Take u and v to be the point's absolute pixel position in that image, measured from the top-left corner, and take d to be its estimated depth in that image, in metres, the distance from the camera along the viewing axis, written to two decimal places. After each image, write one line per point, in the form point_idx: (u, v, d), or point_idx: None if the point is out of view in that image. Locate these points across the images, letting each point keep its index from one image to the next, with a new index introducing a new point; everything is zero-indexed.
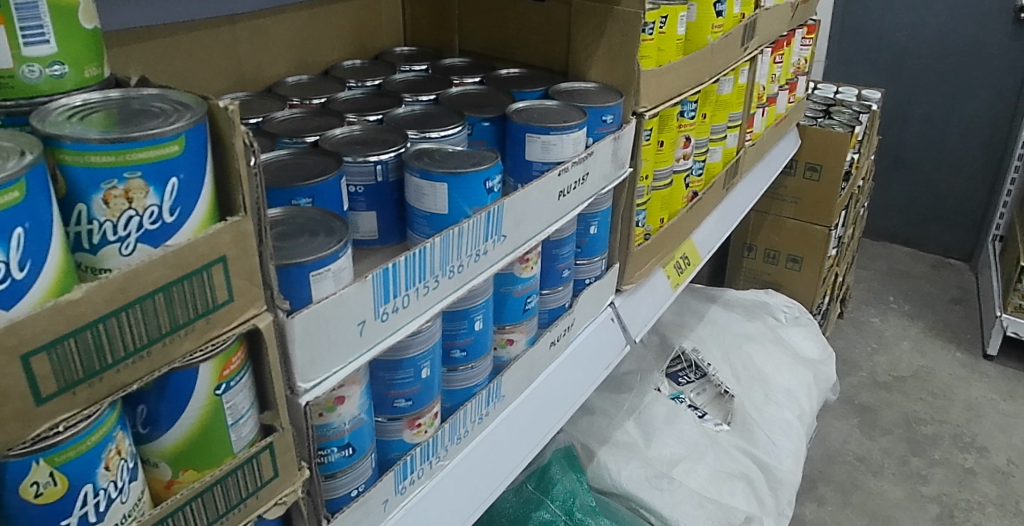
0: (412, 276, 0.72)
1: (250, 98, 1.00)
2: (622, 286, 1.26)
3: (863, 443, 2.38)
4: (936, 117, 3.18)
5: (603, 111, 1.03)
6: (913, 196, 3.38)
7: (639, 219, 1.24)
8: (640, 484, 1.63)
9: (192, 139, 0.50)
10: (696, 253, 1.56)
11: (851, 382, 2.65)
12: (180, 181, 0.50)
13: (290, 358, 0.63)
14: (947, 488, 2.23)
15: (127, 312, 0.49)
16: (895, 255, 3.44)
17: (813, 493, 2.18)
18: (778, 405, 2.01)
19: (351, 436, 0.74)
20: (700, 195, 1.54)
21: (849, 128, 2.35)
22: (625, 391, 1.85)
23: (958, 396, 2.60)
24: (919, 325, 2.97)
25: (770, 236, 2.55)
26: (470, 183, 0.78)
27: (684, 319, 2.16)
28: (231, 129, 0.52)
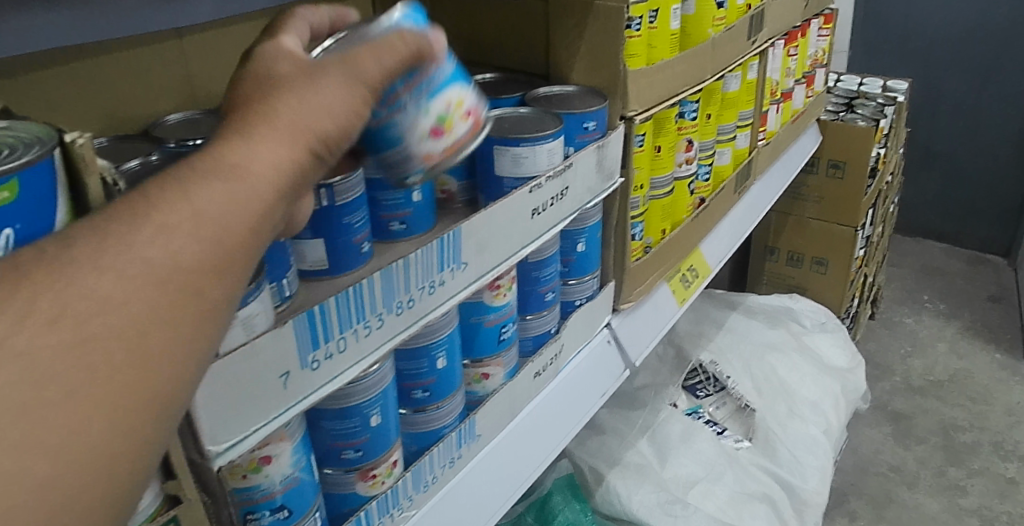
0: (348, 317, 0.63)
1: (198, 115, 0.91)
2: (619, 305, 1.15)
3: (898, 453, 2.24)
4: (969, 107, 3.02)
5: (584, 117, 0.94)
6: (947, 189, 3.20)
7: (636, 232, 1.14)
8: (652, 510, 1.51)
9: (30, 181, 0.42)
10: (705, 265, 1.43)
11: (883, 387, 2.51)
12: (16, 231, 0.41)
13: (194, 422, 0.54)
14: (988, 500, 2.09)
15: None
16: (928, 252, 3.26)
17: (844, 508, 2.05)
18: (802, 420, 1.87)
19: (286, 497, 0.65)
20: (708, 201, 1.41)
21: (874, 122, 2.21)
22: (639, 406, 1.73)
23: (998, 401, 2.44)
24: (956, 326, 2.80)
25: (793, 238, 2.41)
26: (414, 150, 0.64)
27: (701, 328, 2.02)
28: (86, 165, 0.45)
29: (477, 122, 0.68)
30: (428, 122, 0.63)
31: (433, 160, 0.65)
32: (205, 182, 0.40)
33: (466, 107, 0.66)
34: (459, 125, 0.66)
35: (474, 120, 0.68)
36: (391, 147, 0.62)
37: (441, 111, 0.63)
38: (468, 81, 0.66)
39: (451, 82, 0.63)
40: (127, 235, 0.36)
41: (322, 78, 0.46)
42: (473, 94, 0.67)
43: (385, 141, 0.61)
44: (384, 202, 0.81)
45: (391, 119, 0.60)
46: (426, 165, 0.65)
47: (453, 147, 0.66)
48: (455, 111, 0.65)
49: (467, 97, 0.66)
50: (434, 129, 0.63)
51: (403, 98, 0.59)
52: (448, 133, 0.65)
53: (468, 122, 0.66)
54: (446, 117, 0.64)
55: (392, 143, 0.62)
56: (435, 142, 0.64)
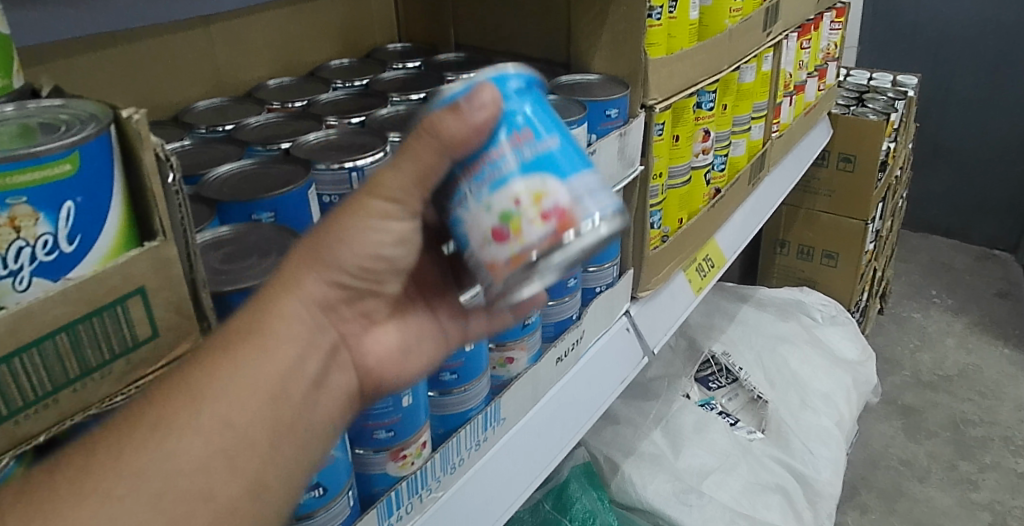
0: None
1: (226, 103, 0.92)
2: (637, 293, 1.16)
3: (908, 447, 2.24)
4: (978, 102, 3.01)
5: (606, 104, 0.94)
6: (956, 184, 3.20)
7: (654, 221, 1.15)
8: (668, 499, 1.51)
9: (89, 155, 0.44)
10: (721, 255, 1.44)
11: (893, 382, 2.51)
12: (77, 204, 0.44)
13: None
14: (1000, 495, 2.08)
15: (22, 356, 0.43)
16: (936, 247, 3.25)
17: (855, 500, 2.06)
18: (814, 411, 1.87)
19: (321, 475, 0.66)
20: (723, 192, 1.42)
21: (885, 116, 2.20)
22: (652, 398, 1.74)
23: (1008, 396, 2.43)
24: (964, 321, 2.79)
25: (803, 232, 2.40)
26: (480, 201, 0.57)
27: (712, 320, 2.02)
28: (140, 140, 0.46)
29: (565, 227, 0.52)
30: (492, 219, 0.52)
31: (501, 272, 0.53)
32: (231, 355, 0.48)
33: (548, 204, 0.52)
34: (533, 228, 0.52)
35: (562, 223, 0.52)
36: (465, 248, 0.55)
37: (508, 206, 0.52)
38: (560, 174, 0.53)
39: (523, 171, 0.52)
40: (176, 429, 0.44)
41: (324, 258, 0.54)
42: (565, 190, 0.52)
43: (461, 243, 0.55)
44: None
45: (459, 212, 0.54)
46: (492, 276, 0.53)
47: (522, 255, 0.52)
48: (529, 209, 0.52)
49: (554, 194, 0.52)
50: (498, 229, 0.52)
51: (462, 187, 0.53)
52: (514, 237, 0.52)
53: (548, 224, 0.52)
54: (514, 216, 0.52)
55: (464, 243, 0.55)
56: (500, 247, 0.53)
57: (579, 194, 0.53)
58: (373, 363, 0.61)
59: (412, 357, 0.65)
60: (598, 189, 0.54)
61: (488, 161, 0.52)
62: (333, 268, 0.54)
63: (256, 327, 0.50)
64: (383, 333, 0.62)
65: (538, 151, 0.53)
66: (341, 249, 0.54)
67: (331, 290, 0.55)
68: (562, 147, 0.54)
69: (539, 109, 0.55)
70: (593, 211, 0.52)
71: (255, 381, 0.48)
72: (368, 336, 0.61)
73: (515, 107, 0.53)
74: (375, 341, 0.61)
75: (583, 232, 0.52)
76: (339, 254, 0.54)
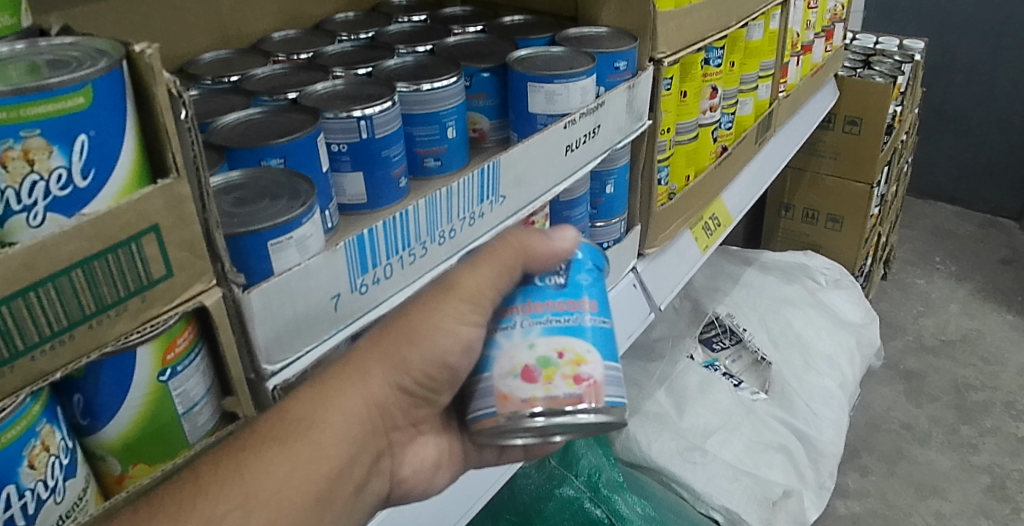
0: (394, 244, 0.68)
1: (232, 56, 0.91)
2: (644, 251, 1.17)
3: (910, 411, 2.15)
4: (982, 68, 2.92)
5: (614, 56, 0.93)
6: (963, 150, 3.11)
7: (662, 177, 1.14)
8: (672, 457, 1.50)
9: (102, 89, 0.44)
10: (727, 214, 1.44)
11: (896, 346, 2.40)
12: (91, 138, 0.44)
13: (250, 338, 0.57)
14: (999, 459, 2.00)
15: (37, 292, 0.43)
16: (941, 215, 3.14)
17: (855, 463, 1.98)
18: (818, 373, 1.84)
19: None
20: (730, 149, 1.41)
21: (892, 78, 2.14)
22: (657, 358, 1.73)
23: (1011, 361, 2.34)
24: (968, 287, 2.68)
25: (808, 195, 2.37)
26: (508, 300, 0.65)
27: (717, 283, 1.98)
28: (153, 76, 0.46)
29: (589, 396, 0.61)
30: (529, 358, 0.62)
31: (512, 405, 0.61)
32: (299, 442, 0.55)
33: (584, 370, 0.62)
34: (563, 383, 0.61)
35: (588, 392, 0.61)
36: (485, 372, 0.63)
37: (548, 356, 0.61)
38: (602, 354, 0.63)
39: (575, 334, 0.63)
40: (249, 495, 0.51)
41: (387, 361, 0.62)
42: (601, 370, 0.63)
43: (483, 366, 0.64)
44: (420, 137, 0.81)
45: (500, 337, 0.64)
46: (500, 405, 0.61)
47: (541, 400, 0.60)
48: (566, 365, 0.61)
49: (591, 364, 0.62)
50: (531, 369, 0.61)
51: (516, 318, 0.64)
52: (544, 381, 0.61)
53: (578, 386, 0.61)
54: (551, 365, 0.61)
55: (486, 368, 0.64)
56: (525, 385, 0.61)
57: (608, 376, 0.63)
58: (408, 475, 0.72)
59: (440, 473, 0.75)
60: (619, 383, 0.64)
61: (552, 312, 0.64)
62: (399, 370, 0.62)
63: (312, 417, 0.57)
64: (423, 446, 0.73)
65: (593, 325, 0.64)
66: (410, 350, 0.62)
67: (391, 392, 0.63)
68: (607, 330, 0.65)
69: (599, 294, 0.67)
70: (613, 397, 0.63)
71: (303, 480, 0.54)
72: (410, 447, 0.72)
73: (584, 285, 0.66)
74: (415, 453, 0.72)
75: (599, 405, 0.62)
76: (410, 359, 0.62)
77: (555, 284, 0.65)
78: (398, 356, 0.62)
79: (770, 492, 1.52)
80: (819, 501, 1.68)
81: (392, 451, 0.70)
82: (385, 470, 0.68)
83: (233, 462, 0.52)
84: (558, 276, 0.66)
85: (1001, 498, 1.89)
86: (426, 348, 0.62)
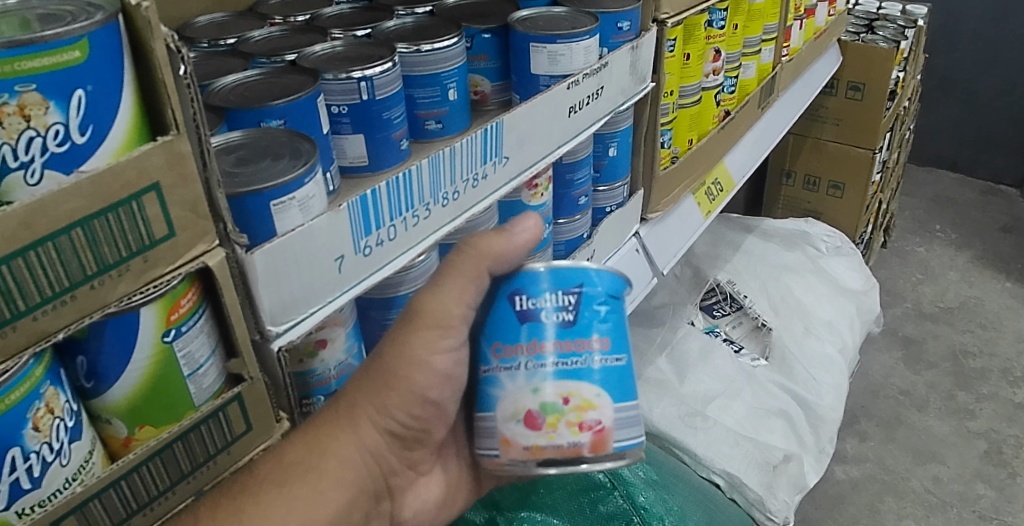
0: (397, 205, 0.68)
1: (228, 18, 0.88)
2: (646, 216, 1.16)
3: (907, 377, 2.15)
4: (988, 32, 2.87)
5: (618, 17, 0.92)
6: (963, 117, 3.07)
7: (664, 141, 1.13)
8: (673, 422, 1.50)
9: (99, 42, 0.43)
10: (729, 179, 1.42)
11: (894, 313, 2.40)
12: (88, 93, 0.43)
13: (254, 299, 0.57)
14: (997, 424, 2.01)
15: (37, 250, 0.43)
16: (943, 182, 3.11)
17: (854, 428, 1.99)
18: (818, 338, 1.82)
19: (339, 384, 0.70)
20: (732, 115, 1.39)
21: (896, 43, 2.10)
22: (657, 324, 1.73)
23: (1008, 328, 2.33)
24: (967, 255, 2.67)
25: (810, 161, 2.34)
26: (500, 316, 0.63)
27: (718, 250, 1.97)
28: (149, 30, 0.45)
29: (595, 445, 0.61)
30: (532, 403, 0.60)
31: (515, 451, 0.61)
32: (300, 482, 0.59)
33: (590, 418, 0.60)
34: (567, 432, 0.60)
35: (594, 440, 0.61)
36: (487, 411, 0.63)
37: (552, 402, 0.60)
38: (611, 397, 0.62)
39: (584, 379, 0.61)
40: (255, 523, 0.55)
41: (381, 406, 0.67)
42: (610, 415, 0.61)
43: (485, 403, 0.63)
44: (421, 99, 0.79)
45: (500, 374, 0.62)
46: (503, 449, 0.61)
47: (543, 450, 0.60)
48: (570, 412, 0.60)
49: (598, 411, 0.61)
50: (534, 415, 0.60)
51: (520, 357, 0.61)
52: (547, 429, 0.60)
53: (583, 434, 0.60)
54: (555, 412, 0.60)
55: (489, 405, 0.63)
56: (528, 432, 0.60)
57: (618, 419, 0.62)
58: (410, 516, 0.75)
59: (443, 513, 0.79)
60: (631, 420, 0.63)
61: (557, 353, 0.61)
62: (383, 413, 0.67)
63: (308, 462, 0.61)
64: (427, 486, 0.77)
65: (605, 366, 0.62)
66: (389, 395, 0.67)
67: (380, 438, 0.68)
68: (621, 367, 0.63)
69: (613, 327, 0.63)
70: (622, 440, 0.62)
71: (306, 519, 0.58)
72: (411, 491, 0.75)
73: (595, 320, 0.62)
74: (416, 496, 0.75)
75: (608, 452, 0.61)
76: (391, 404, 0.67)
77: (562, 320, 0.62)
78: (380, 401, 0.67)
79: (770, 456, 1.51)
80: (820, 466, 1.63)
81: (392, 496, 0.73)
82: (385, 513, 0.72)
83: (232, 505, 0.55)
84: (565, 310, 0.62)
85: (997, 463, 1.90)
86: (404, 389, 0.66)
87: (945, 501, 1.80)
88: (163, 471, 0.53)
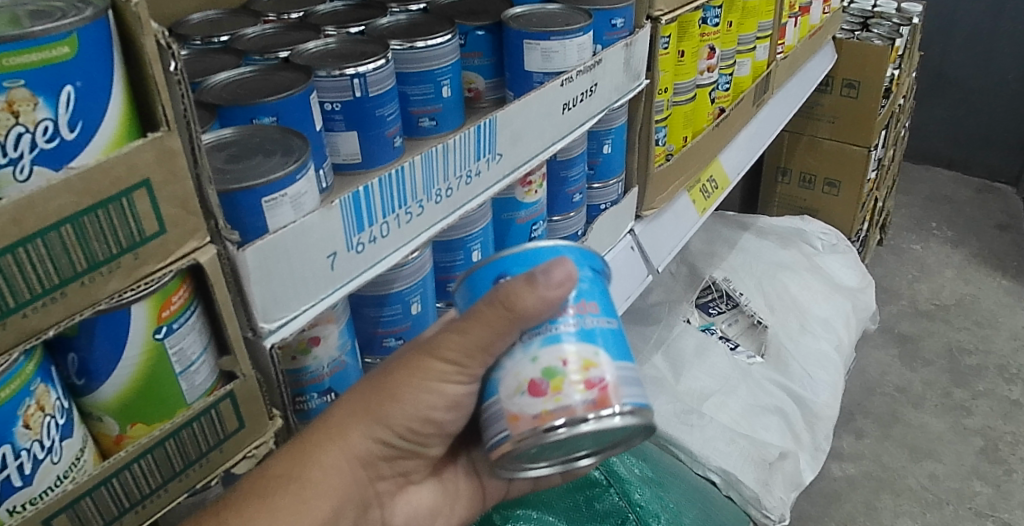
0: (389, 202, 0.68)
1: (221, 16, 0.88)
2: (641, 212, 1.16)
3: (904, 374, 2.15)
4: (983, 30, 2.88)
5: (613, 14, 0.92)
6: (958, 115, 3.08)
7: (659, 138, 1.13)
8: (669, 420, 1.50)
9: (89, 38, 0.43)
10: (725, 176, 1.42)
11: (890, 311, 2.41)
12: (77, 89, 0.43)
13: (247, 296, 0.57)
14: (992, 421, 2.01)
15: (26, 247, 0.42)
16: (938, 179, 3.11)
17: (850, 426, 1.99)
18: (814, 336, 1.82)
19: (332, 381, 0.70)
20: (727, 112, 1.39)
21: (891, 41, 2.10)
22: (653, 322, 1.73)
23: (1004, 325, 2.34)
24: (963, 252, 2.68)
25: (805, 158, 2.34)
26: None
27: (714, 248, 1.97)
28: (140, 26, 0.45)
29: (605, 400, 0.57)
30: (533, 371, 0.57)
31: (524, 424, 0.57)
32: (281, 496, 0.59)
33: (595, 375, 0.57)
34: (574, 391, 0.56)
35: (603, 396, 0.57)
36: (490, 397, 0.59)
37: (555, 365, 0.57)
38: (611, 354, 0.59)
39: (585, 337, 0.58)
40: None
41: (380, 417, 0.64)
42: (613, 371, 0.58)
43: (489, 389, 0.60)
44: (414, 96, 0.79)
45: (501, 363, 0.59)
46: (511, 428, 0.57)
47: (554, 414, 0.56)
48: (574, 371, 0.57)
49: (602, 366, 0.58)
50: (537, 383, 0.57)
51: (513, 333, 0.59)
52: (553, 393, 0.56)
53: (591, 392, 0.57)
54: (559, 374, 0.57)
55: (491, 391, 0.60)
56: (534, 401, 0.57)
57: (622, 377, 0.58)
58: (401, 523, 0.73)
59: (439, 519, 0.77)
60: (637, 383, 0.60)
61: None
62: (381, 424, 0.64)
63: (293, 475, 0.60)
64: (418, 494, 0.75)
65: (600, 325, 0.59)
66: (393, 408, 0.64)
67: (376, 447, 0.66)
68: (617, 331, 0.61)
69: (601, 293, 0.62)
70: (630, 397, 0.58)
71: None
72: (400, 498, 0.74)
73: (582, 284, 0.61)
74: (407, 503, 0.74)
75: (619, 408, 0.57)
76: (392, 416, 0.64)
77: None
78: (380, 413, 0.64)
79: (767, 453, 1.51)
80: (816, 463, 1.64)
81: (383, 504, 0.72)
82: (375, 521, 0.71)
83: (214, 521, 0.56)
84: None
85: (993, 459, 1.90)
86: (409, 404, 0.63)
87: (941, 498, 1.81)
88: (155, 470, 0.53)
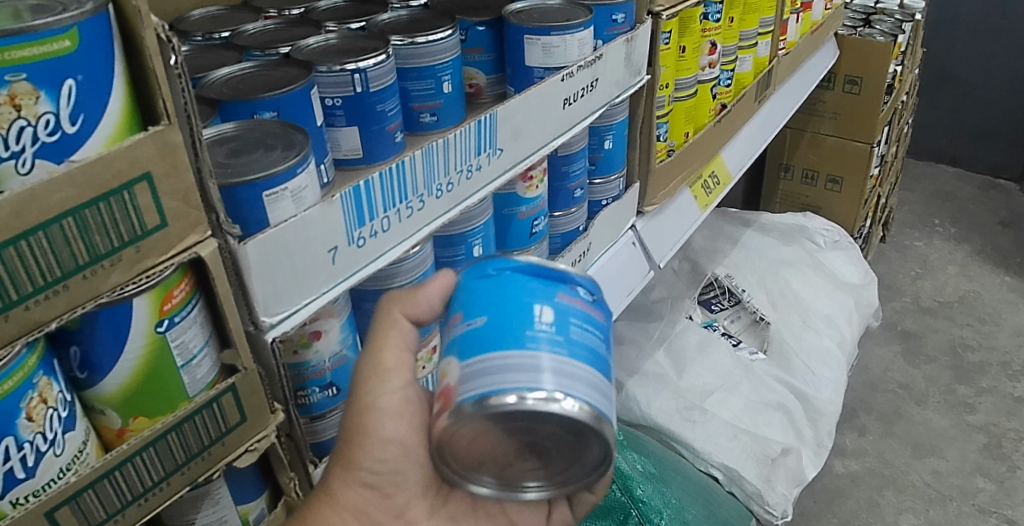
0: (390, 197, 0.68)
1: (223, 12, 0.88)
2: (643, 208, 1.16)
3: (907, 371, 2.15)
4: (986, 26, 2.87)
5: (613, 9, 0.91)
6: (962, 111, 3.07)
7: (661, 133, 1.13)
8: (671, 416, 1.50)
9: (90, 32, 0.43)
10: (726, 172, 1.42)
11: (893, 307, 2.40)
12: (78, 82, 0.43)
13: (248, 289, 0.58)
14: (995, 418, 2.01)
15: (28, 240, 0.43)
16: (941, 176, 3.11)
17: (853, 422, 1.99)
18: (816, 332, 1.82)
19: (334, 375, 0.70)
20: (729, 107, 1.38)
21: (893, 36, 2.10)
22: (655, 319, 1.73)
23: (1007, 322, 2.33)
24: (967, 249, 2.67)
25: (808, 155, 2.34)
26: None
27: (716, 244, 1.97)
28: (140, 20, 0.45)
29: (445, 403, 0.51)
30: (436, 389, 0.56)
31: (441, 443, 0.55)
32: None
33: (445, 382, 0.52)
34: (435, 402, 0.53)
35: (444, 399, 0.51)
36: None
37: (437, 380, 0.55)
38: (463, 353, 0.52)
39: (447, 349, 0.54)
40: None
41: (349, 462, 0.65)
42: (458, 370, 0.51)
43: None
44: (415, 91, 0.79)
45: None
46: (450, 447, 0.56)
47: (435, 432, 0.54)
48: (439, 381, 0.54)
49: (450, 372, 0.52)
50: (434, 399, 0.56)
51: None
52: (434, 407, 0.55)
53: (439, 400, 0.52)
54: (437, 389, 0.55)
55: None
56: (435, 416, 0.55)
57: (469, 372, 0.50)
58: None
59: None
60: (504, 371, 0.49)
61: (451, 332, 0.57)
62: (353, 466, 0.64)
63: None
64: None
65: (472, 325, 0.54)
66: (354, 449, 0.64)
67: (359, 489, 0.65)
68: (488, 322, 0.52)
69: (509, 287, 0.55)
70: (468, 394, 0.49)
71: None
72: None
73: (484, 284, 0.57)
74: None
75: (455, 412, 0.50)
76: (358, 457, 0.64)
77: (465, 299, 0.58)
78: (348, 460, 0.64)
79: (769, 449, 1.50)
80: (819, 459, 1.64)
81: None
82: None
83: None
84: None
85: (996, 456, 1.90)
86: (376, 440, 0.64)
87: (944, 495, 1.81)
88: (157, 462, 0.54)
